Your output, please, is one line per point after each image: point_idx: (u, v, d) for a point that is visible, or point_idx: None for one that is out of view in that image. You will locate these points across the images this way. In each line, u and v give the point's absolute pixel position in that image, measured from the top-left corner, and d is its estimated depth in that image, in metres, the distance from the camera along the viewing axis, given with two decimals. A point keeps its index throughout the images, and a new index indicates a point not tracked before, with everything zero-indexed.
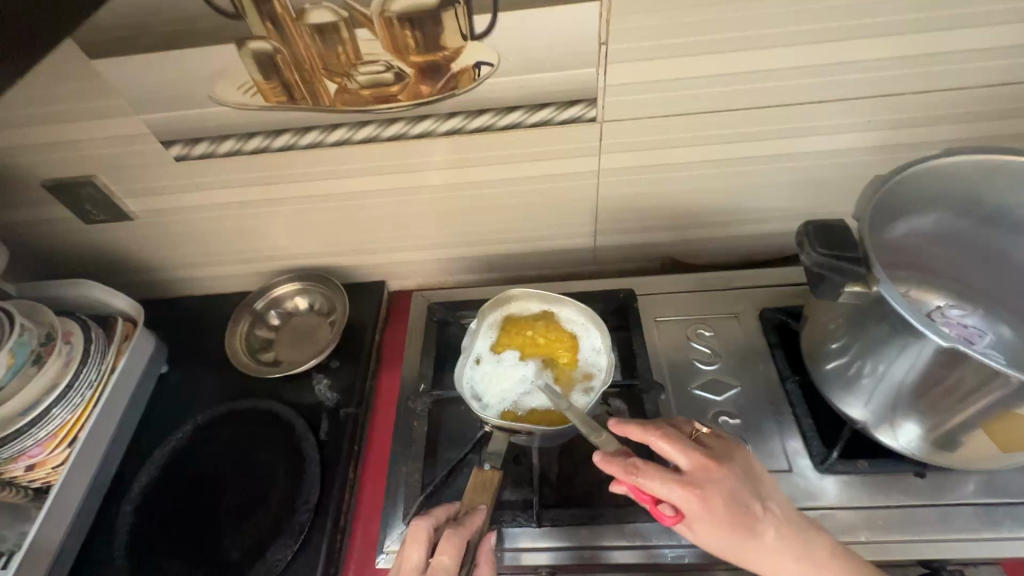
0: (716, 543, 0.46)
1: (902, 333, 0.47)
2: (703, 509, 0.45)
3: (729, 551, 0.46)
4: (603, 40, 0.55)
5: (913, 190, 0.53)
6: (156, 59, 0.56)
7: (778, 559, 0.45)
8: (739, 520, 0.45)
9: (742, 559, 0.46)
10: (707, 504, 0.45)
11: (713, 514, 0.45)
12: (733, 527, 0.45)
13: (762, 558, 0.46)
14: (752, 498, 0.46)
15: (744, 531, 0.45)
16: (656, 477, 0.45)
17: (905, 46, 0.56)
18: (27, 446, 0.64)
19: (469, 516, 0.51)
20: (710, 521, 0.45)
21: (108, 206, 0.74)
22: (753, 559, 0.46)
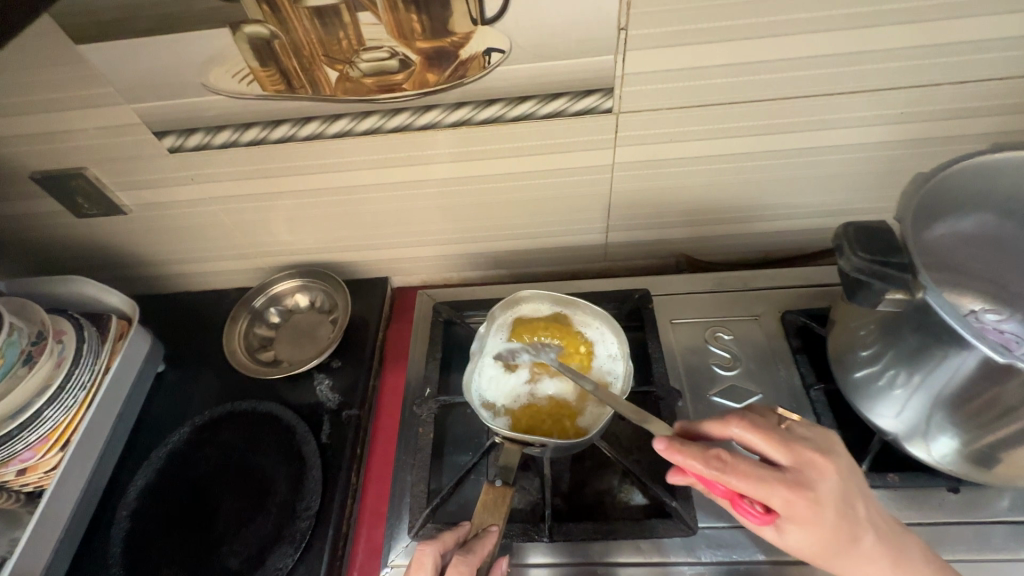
0: (806, 542, 0.44)
1: (944, 342, 0.43)
2: (802, 509, 0.42)
3: (817, 550, 0.44)
4: (622, 26, 0.52)
5: (956, 189, 0.50)
6: (145, 44, 0.53)
7: (871, 561, 0.44)
8: (837, 520, 0.43)
9: (829, 558, 0.44)
10: (808, 505, 0.41)
11: (814, 516, 0.42)
12: (831, 528, 0.43)
13: (853, 559, 0.44)
14: (857, 500, 0.43)
15: (842, 533, 0.43)
16: (748, 475, 0.41)
17: (949, 32, 0.52)
18: (18, 450, 0.61)
19: (480, 540, 0.48)
20: (806, 521, 0.42)
21: (100, 199, 0.71)
22: (841, 558, 0.44)
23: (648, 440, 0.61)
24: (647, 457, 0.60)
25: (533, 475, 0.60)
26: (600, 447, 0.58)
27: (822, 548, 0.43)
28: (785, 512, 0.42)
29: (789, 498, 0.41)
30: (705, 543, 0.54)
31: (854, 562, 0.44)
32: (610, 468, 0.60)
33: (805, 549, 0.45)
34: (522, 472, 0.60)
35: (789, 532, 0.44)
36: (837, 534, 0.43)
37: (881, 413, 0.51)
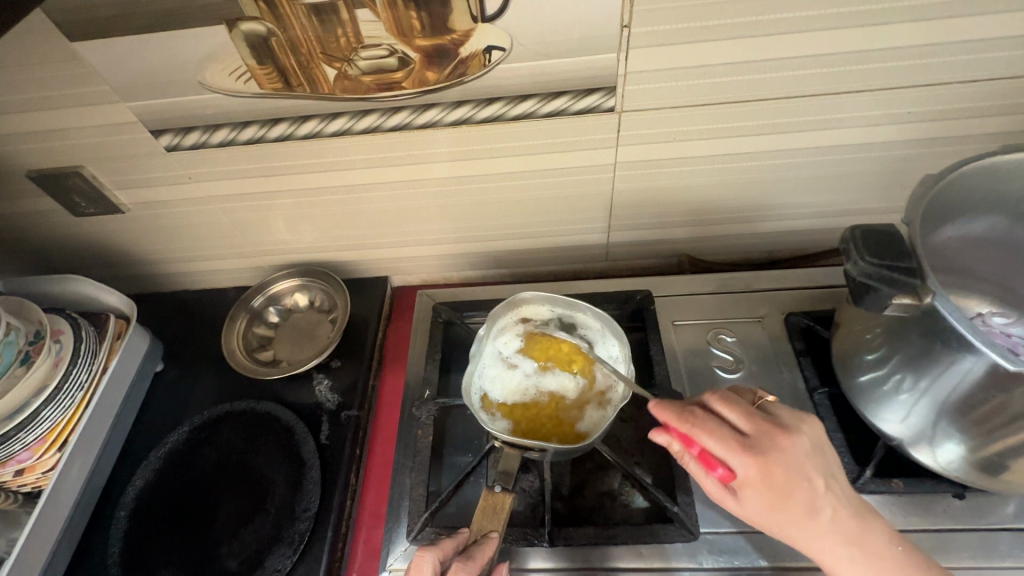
0: (763, 513, 0.46)
1: (954, 347, 0.43)
2: (756, 476, 0.44)
3: (775, 523, 0.46)
4: (624, 24, 0.51)
5: (968, 191, 0.50)
6: (140, 41, 0.52)
7: (830, 540, 0.45)
8: (796, 492, 0.44)
9: (786, 532, 0.46)
10: (763, 472, 0.44)
11: (767, 483, 0.44)
12: (787, 498, 0.44)
13: (811, 535, 0.45)
14: (815, 473, 0.45)
15: (800, 504, 0.44)
16: (710, 434, 0.45)
17: (958, 29, 0.51)
18: (15, 451, 0.61)
19: (480, 546, 0.48)
20: (759, 489, 0.44)
21: (97, 197, 0.71)
22: (799, 533, 0.45)
23: (649, 443, 0.61)
24: (648, 460, 0.59)
25: (533, 478, 0.59)
26: (600, 450, 0.57)
27: (779, 520, 0.45)
28: (741, 477, 0.45)
29: (743, 462, 0.44)
30: (707, 548, 0.53)
31: (813, 538, 0.45)
32: (610, 471, 0.59)
33: (764, 522, 0.46)
34: (522, 475, 0.60)
35: (745, 502, 0.46)
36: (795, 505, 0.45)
37: (886, 418, 0.51)
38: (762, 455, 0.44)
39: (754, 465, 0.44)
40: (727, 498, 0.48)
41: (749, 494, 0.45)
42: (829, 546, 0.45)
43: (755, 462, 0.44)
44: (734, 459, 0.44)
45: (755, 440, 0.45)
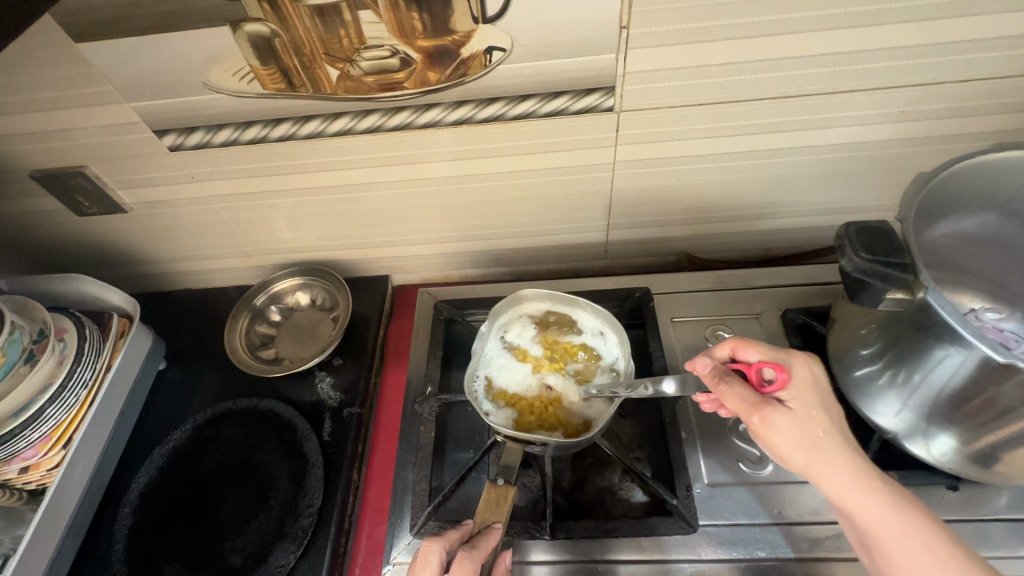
0: (807, 418, 0.46)
1: (945, 342, 0.43)
2: (807, 377, 0.48)
3: (817, 433, 0.45)
4: (624, 24, 0.51)
5: (958, 188, 0.50)
6: (144, 42, 0.53)
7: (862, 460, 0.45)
8: (831, 406, 0.47)
9: (825, 446, 0.45)
10: (813, 376, 0.48)
11: (815, 387, 0.47)
12: (827, 407, 0.47)
13: (846, 452, 0.45)
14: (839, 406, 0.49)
15: (834, 417, 0.47)
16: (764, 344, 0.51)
17: (949, 30, 0.52)
18: (21, 448, 0.61)
19: (484, 537, 0.49)
20: (807, 391, 0.47)
21: (100, 197, 0.71)
22: (838, 446, 0.45)
23: (649, 438, 0.62)
24: (647, 455, 0.60)
25: (534, 473, 0.60)
26: (601, 445, 0.58)
27: (822, 425, 0.45)
28: (795, 375, 0.48)
29: (798, 362, 0.49)
30: (706, 541, 0.54)
31: (850, 454, 0.45)
32: (610, 466, 0.60)
33: (803, 433, 0.45)
34: (523, 470, 0.60)
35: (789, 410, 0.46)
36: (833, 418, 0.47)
37: (880, 412, 0.52)
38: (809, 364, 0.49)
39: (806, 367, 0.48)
40: (767, 418, 0.45)
41: (800, 393, 0.47)
42: (861, 465, 0.44)
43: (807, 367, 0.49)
44: (792, 358, 0.49)
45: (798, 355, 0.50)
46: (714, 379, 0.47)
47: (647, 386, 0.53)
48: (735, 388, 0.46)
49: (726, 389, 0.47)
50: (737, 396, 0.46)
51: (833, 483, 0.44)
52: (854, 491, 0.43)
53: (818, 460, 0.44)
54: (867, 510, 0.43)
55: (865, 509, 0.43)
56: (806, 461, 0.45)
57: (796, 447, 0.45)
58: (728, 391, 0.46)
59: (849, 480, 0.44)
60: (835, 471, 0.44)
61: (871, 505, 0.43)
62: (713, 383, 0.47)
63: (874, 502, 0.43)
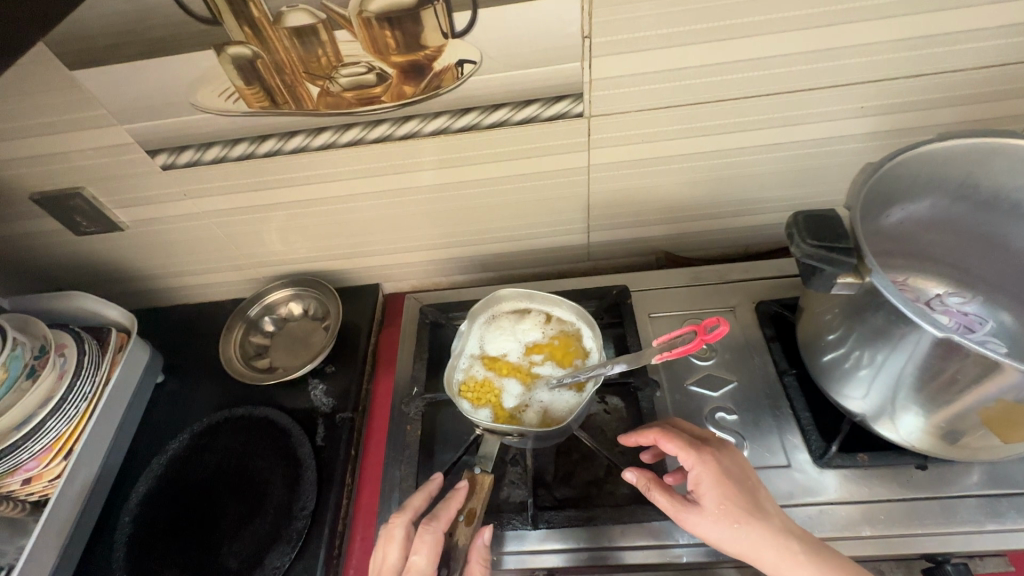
0: (718, 513, 0.49)
1: (898, 324, 0.45)
2: (718, 470, 0.50)
3: (733, 527, 0.48)
4: (585, 34, 0.54)
5: (907, 176, 0.52)
6: (135, 68, 0.56)
7: (782, 540, 0.47)
8: (747, 494, 0.49)
9: (743, 538, 0.47)
10: (722, 468, 0.50)
11: (726, 479, 0.50)
12: (740, 497, 0.49)
13: (765, 538, 0.47)
14: (760, 486, 0.50)
15: (748, 505, 0.48)
16: (673, 434, 0.52)
17: (896, 28, 0.55)
18: (23, 460, 0.64)
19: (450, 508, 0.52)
20: (714, 485, 0.49)
21: (97, 216, 0.74)
22: (757, 536, 0.47)
23: (631, 430, 0.63)
24: (631, 449, 0.62)
25: (520, 469, 0.62)
26: (581, 437, 0.60)
27: (733, 521, 0.48)
28: (701, 471, 0.50)
29: (705, 458, 0.50)
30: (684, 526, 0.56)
31: (766, 537, 0.47)
32: (593, 459, 0.62)
33: (718, 529, 0.49)
34: (509, 467, 0.63)
35: (705, 508, 0.50)
36: (746, 509, 0.48)
37: (850, 396, 0.54)
38: (718, 455, 0.51)
39: (715, 460, 0.50)
40: (682, 518, 0.50)
41: (709, 491, 0.49)
42: (780, 543, 0.47)
43: (715, 459, 0.51)
44: (700, 454, 0.51)
45: (711, 446, 0.52)
46: (643, 485, 0.52)
47: (607, 367, 0.54)
48: (661, 496, 0.51)
49: (654, 496, 0.52)
50: (663, 502, 0.51)
51: (764, 564, 0.47)
52: (781, 567, 0.46)
53: (743, 551, 0.48)
54: None
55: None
56: (733, 551, 0.48)
57: (720, 542, 0.49)
58: (658, 496, 0.52)
59: (775, 560, 0.47)
60: (759, 556, 0.47)
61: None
62: (643, 486, 0.53)
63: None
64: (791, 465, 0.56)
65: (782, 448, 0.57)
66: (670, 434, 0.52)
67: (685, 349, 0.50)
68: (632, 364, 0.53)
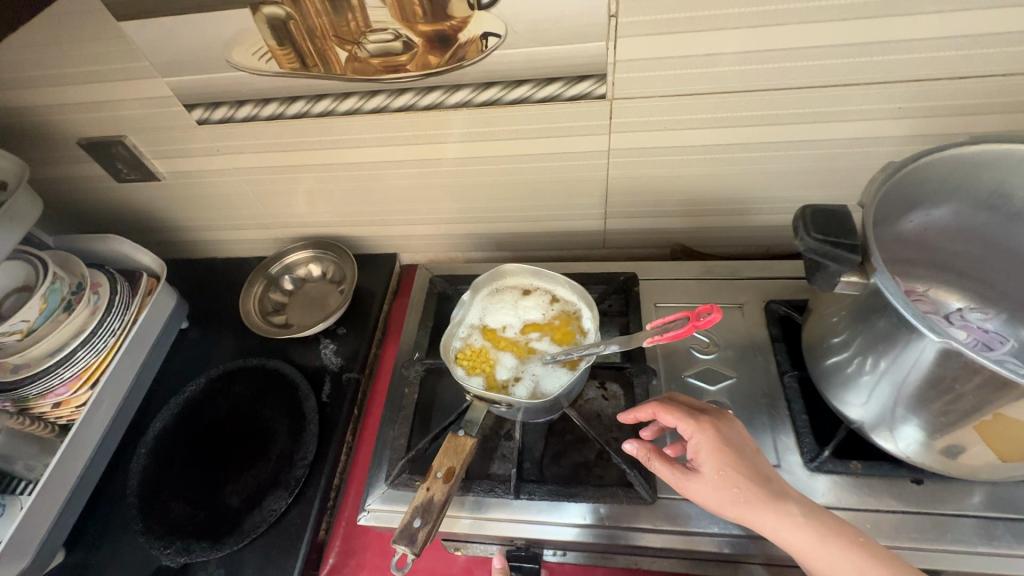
0: (718, 479, 0.49)
1: (902, 331, 0.44)
2: (718, 438, 0.50)
3: (733, 491, 0.48)
4: (612, 13, 0.53)
5: (930, 180, 0.50)
6: (177, 23, 0.58)
7: (782, 506, 0.47)
8: (746, 461, 0.49)
9: (743, 504, 0.48)
10: (721, 437, 0.50)
11: (726, 446, 0.50)
12: (740, 463, 0.49)
13: (764, 503, 0.47)
14: (758, 454, 0.50)
15: (748, 472, 0.49)
16: (672, 404, 0.53)
17: (943, 24, 0.52)
18: (54, 385, 0.68)
19: (434, 497, 0.52)
20: (714, 452, 0.49)
21: (137, 165, 0.78)
22: (757, 500, 0.47)
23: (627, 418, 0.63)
24: (625, 436, 0.62)
25: (511, 443, 0.63)
26: (572, 416, 0.61)
27: (734, 486, 0.48)
28: (701, 439, 0.50)
29: (704, 427, 0.51)
30: (666, 512, 0.56)
31: (766, 502, 0.47)
32: (584, 441, 0.62)
33: (717, 495, 0.49)
34: (502, 440, 0.64)
35: (705, 474, 0.50)
36: (746, 475, 0.49)
37: (849, 402, 0.52)
38: (719, 425, 0.52)
39: (715, 428, 0.51)
40: (684, 486, 0.50)
41: (709, 457, 0.50)
42: (780, 509, 0.47)
43: (714, 428, 0.51)
44: (699, 423, 0.51)
45: (710, 415, 0.52)
46: (645, 454, 0.52)
47: (600, 346, 0.55)
48: (662, 464, 0.52)
49: (656, 465, 0.52)
50: (664, 470, 0.51)
51: (766, 530, 0.47)
52: (782, 533, 0.46)
53: (743, 517, 0.48)
54: (804, 548, 0.45)
55: (800, 549, 0.46)
56: (734, 517, 0.48)
57: (721, 508, 0.49)
58: (658, 466, 0.52)
59: (775, 526, 0.47)
60: (760, 522, 0.47)
61: (803, 546, 0.45)
62: (643, 457, 0.52)
63: (805, 541, 0.45)
64: (780, 466, 0.56)
65: (773, 448, 0.57)
66: (668, 407, 0.53)
67: (677, 334, 0.50)
68: (623, 346, 0.53)
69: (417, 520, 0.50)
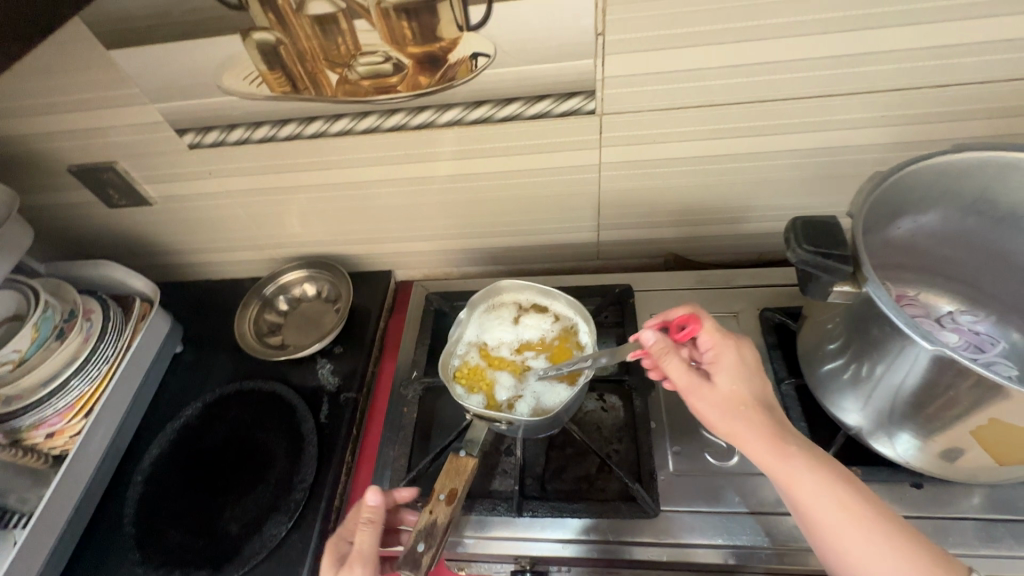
0: (726, 391, 0.50)
1: (895, 338, 0.45)
2: (736, 358, 0.52)
3: (736, 406, 0.49)
4: (599, 31, 0.54)
5: (917, 187, 0.51)
6: (166, 50, 0.58)
7: (778, 433, 0.48)
8: (755, 386, 0.51)
9: (741, 419, 0.49)
10: (741, 355, 0.52)
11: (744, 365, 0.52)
12: (751, 385, 0.51)
13: (763, 427, 0.48)
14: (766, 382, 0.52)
15: (753, 394, 0.50)
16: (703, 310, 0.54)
17: (922, 35, 0.53)
18: (47, 415, 0.68)
19: (436, 521, 0.51)
20: (731, 368, 0.51)
21: (128, 190, 0.78)
22: (755, 419, 0.48)
23: (628, 431, 0.63)
24: (626, 449, 0.62)
25: (512, 460, 0.63)
26: (572, 431, 0.61)
27: (745, 403, 0.49)
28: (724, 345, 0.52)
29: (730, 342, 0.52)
30: (669, 525, 0.56)
31: (765, 425, 0.48)
32: (586, 456, 0.62)
33: (721, 404, 0.50)
34: (503, 456, 0.64)
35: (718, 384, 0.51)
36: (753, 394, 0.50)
37: (846, 409, 0.52)
38: (741, 344, 0.53)
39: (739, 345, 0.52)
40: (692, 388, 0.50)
41: (725, 368, 0.51)
42: (777, 436, 0.47)
43: (737, 346, 0.52)
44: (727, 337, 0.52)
45: (735, 335, 0.54)
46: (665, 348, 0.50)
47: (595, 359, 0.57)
48: (679, 362, 0.50)
49: (671, 362, 0.50)
50: (678, 369, 0.50)
51: (756, 453, 0.48)
52: (773, 459, 0.47)
53: (737, 432, 0.49)
54: (791, 476, 0.46)
55: (785, 475, 0.46)
56: (727, 431, 0.49)
57: (717, 419, 0.50)
58: (674, 362, 0.50)
59: (767, 450, 0.47)
60: (753, 443, 0.48)
61: (791, 472, 0.46)
62: (660, 351, 0.50)
63: (794, 468, 0.46)
64: None
65: None
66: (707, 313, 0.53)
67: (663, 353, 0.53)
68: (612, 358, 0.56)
69: (421, 543, 0.50)
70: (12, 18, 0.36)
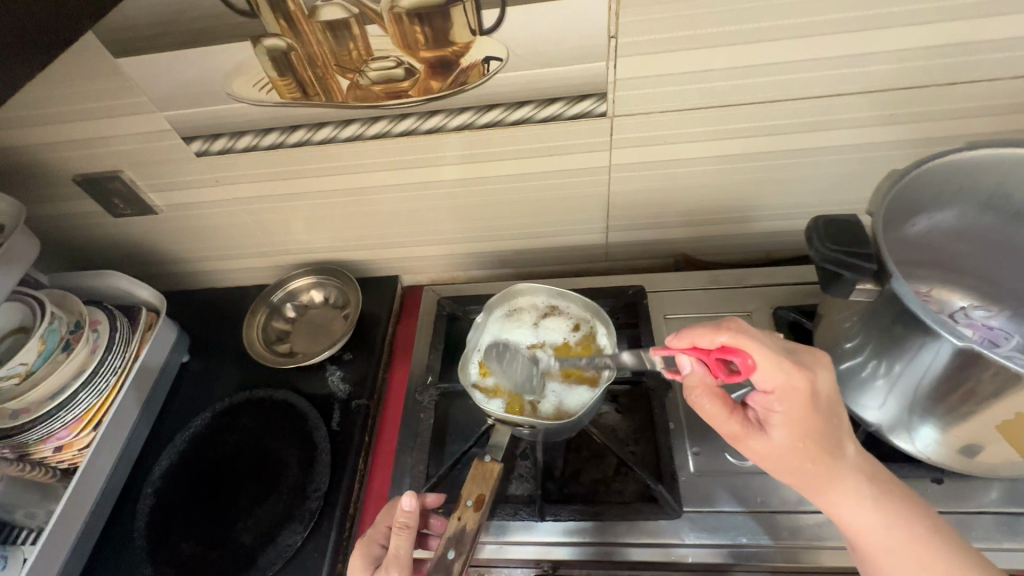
0: (791, 443, 0.47)
1: (916, 334, 0.45)
2: (804, 402, 0.46)
3: (804, 460, 0.47)
4: (612, 34, 0.54)
5: (932, 185, 0.52)
6: (175, 57, 0.58)
7: (851, 484, 0.46)
8: (829, 432, 0.47)
9: (809, 473, 0.47)
10: (812, 396, 0.46)
11: (814, 400, 0.46)
12: (823, 428, 0.47)
13: (834, 481, 0.46)
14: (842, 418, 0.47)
15: (826, 444, 0.47)
16: (762, 344, 0.46)
17: (930, 34, 0.54)
18: (54, 429, 0.67)
19: (465, 527, 0.51)
20: (797, 417, 0.46)
21: (133, 199, 0.77)
22: (824, 474, 0.47)
23: (645, 432, 0.63)
24: (643, 450, 0.62)
25: (529, 463, 0.63)
26: (590, 433, 0.61)
27: (808, 457, 0.47)
28: (786, 385, 0.46)
29: (796, 385, 0.46)
30: (691, 526, 0.56)
31: (835, 479, 0.46)
32: (604, 457, 0.62)
33: (786, 455, 0.47)
34: (520, 460, 0.63)
35: (776, 433, 0.48)
36: (824, 442, 0.46)
37: (865, 405, 0.52)
38: (813, 381, 0.46)
39: (807, 383, 0.46)
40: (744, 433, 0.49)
41: (786, 421, 0.47)
42: (848, 488, 0.46)
43: (807, 387, 0.46)
44: (792, 380, 0.45)
45: (805, 369, 0.46)
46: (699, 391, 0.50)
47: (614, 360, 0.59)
48: (716, 406, 0.49)
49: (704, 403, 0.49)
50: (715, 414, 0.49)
51: (825, 502, 0.47)
52: (844, 512, 0.46)
53: (804, 484, 0.48)
54: (862, 527, 0.46)
55: (856, 527, 0.46)
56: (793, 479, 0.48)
57: (782, 468, 0.48)
58: (707, 404, 0.49)
59: (837, 503, 0.47)
60: (821, 495, 0.47)
61: (862, 524, 0.46)
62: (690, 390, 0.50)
63: (865, 521, 0.46)
64: None
65: None
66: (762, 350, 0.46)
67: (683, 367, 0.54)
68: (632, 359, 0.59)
69: (451, 550, 0.50)
70: (30, 28, 0.36)
